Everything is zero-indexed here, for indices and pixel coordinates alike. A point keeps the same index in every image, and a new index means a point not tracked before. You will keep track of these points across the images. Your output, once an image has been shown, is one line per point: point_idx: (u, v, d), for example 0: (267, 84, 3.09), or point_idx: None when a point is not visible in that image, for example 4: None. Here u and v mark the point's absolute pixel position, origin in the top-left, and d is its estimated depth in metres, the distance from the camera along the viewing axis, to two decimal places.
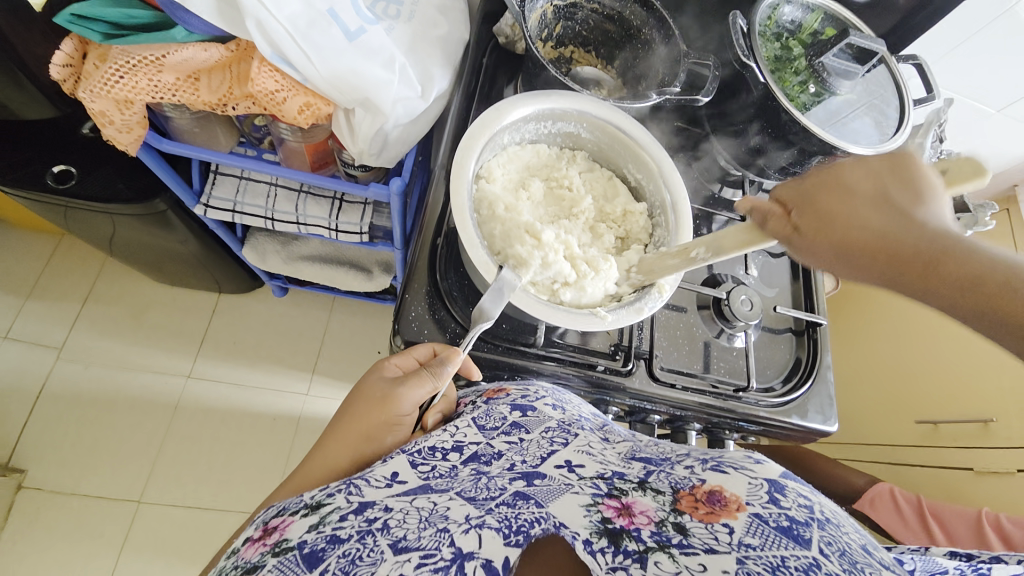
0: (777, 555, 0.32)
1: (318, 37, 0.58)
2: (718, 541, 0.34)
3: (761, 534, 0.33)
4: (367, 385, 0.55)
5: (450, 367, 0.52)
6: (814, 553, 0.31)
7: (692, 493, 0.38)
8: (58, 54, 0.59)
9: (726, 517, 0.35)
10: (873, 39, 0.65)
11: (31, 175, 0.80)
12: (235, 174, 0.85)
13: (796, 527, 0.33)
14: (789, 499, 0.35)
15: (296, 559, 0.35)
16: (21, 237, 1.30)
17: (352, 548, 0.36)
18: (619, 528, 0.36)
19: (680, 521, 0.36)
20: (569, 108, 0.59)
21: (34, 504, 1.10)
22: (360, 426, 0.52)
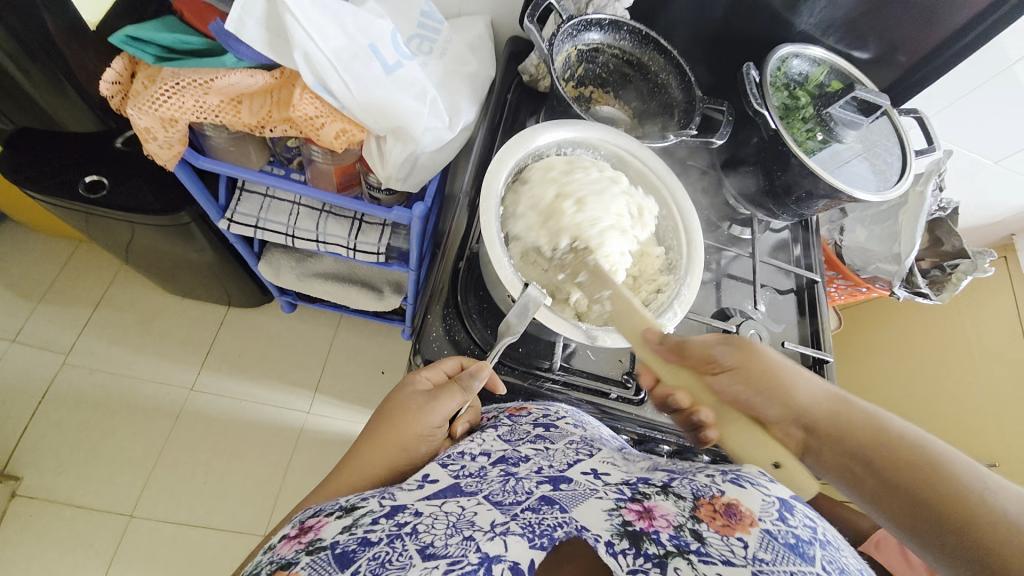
0: (789, 570, 0.31)
1: (360, 70, 0.61)
2: (734, 553, 0.34)
3: (772, 549, 0.33)
4: (400, 396, 0.56)
5: (478, 381, 0.53)
6: (819, 568, 0.31)
7: (711, 502, 0.37)
8: (110, 73, 0.62)
9: (741, 531, 0.35)
10: (877, 94, 0.70)
11: (64, 182, 0.83)
12: (260, 191, 0.88)
13: (802, 544, 0.33)
14: (796, 518, 0.35)
15: (329, 558, 0.35)
16: (38, 241, 1.32)
17: (381, 551, 0.36)
18: (640, 531, 0.37)
19: (698, 528, 0.36)
20: (587, 135, 0.63)
21: (26, 512, 1.08)
22: (393, 437, 0.52)
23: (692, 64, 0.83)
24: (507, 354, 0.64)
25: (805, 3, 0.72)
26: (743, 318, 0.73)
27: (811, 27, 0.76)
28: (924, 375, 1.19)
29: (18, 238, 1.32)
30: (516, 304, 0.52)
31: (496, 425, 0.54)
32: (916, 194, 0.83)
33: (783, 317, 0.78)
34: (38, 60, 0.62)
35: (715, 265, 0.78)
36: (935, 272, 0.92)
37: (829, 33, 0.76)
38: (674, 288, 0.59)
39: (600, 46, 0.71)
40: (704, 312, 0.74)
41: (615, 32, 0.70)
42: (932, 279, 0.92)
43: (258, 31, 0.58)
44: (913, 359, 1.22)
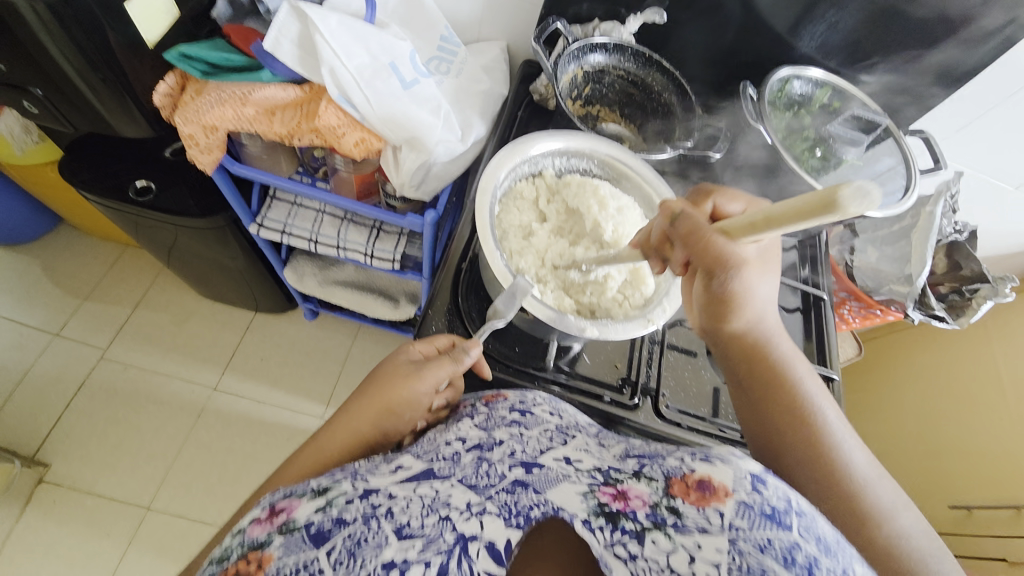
0: (764, 536, 0.32)
1: (380, 84, 0.67)
2: (710, 522, 0.34)
3: (749, 517, 0.33)
4: (389, 364, 0.58)
5: (469, 355, 0.57)
6: (795, 536, 0.32)
7: (684, 480, 0.38)
8: (164, 86, 0.72)
9: (715, 502, 0.35)
10: (876, 112, 0.74)
11: (117, 186, 0.92)
12: (288, 200, 0.95)
13: (778, 514, 0.33)
14: (770, 490, 0.35)
15: (303, 538, 0.37)
16: (90, 245, 1.44)
17: (357, 530, 0.37)
18: (616, 510, 0.37)
19: (673, 503, 0.36)
20: (581, 145, 0.67)
21: (52, 496, 1.14)
22: (381, 399, 0.55)
23: (698, 86, 0.86)
24: (501, 353, 0.66)
25: (806, 28, 0.75)
26: None
27: (813, 51, 0.78)
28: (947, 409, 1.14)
29: (74, 242, 1.44)
30: (505, 291, 0.55)
31: (472, 413, 0.55)
32: (926, 215, 0.83)
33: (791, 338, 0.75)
34: (102, 73, 0.67)
35: None
36: (955, 296, 0.89)
37: (832, 56, 0.78)
38: (663, 285, 0.62)
39: (605, 67, 0.76)
40: None
41: (619, 54, 0.75)
42: (951, 303, 0.89)
43: (293, 51, 0.66)
44: (937, 392, 1.17)
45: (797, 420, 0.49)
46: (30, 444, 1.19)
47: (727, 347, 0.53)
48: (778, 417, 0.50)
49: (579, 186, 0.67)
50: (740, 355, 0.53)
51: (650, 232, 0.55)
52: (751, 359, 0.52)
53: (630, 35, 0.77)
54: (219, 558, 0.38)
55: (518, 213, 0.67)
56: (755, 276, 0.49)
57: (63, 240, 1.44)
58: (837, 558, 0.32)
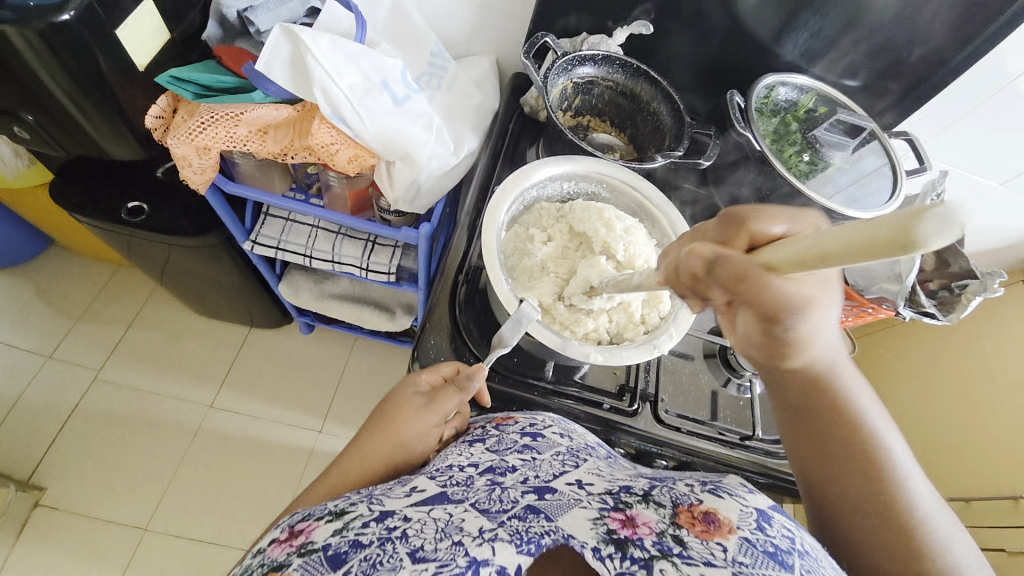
0: (766, 573, 0.33)
1: (371, 102, 0.68)
2: (714, 555, 0.35)
3: (752, 554, 0.34)
4: (399, 394, 0.59)
5: (474, 381, 0.57)
6: (797, 574, 0.33)
7: (690, 510, 0.39)
8: (155, 108, 0.71)
9: (719, 536, 0.36)
10: (862, 117, 0.75)
11: (109, 207, 0.92)
12: (283, 216, 0.95)
13: (780, 553, 0.34)
14: (774, 529, 0.36)
15: (320, 560, 0.37)
16: (81, 265, 1.43)
17: (374, 552, 0.37)
18: (624, 538, 0.37)
19: (679, 534, 0.38)
20: (589, 169, 0.68)
21: (48, 521, 1.13)
22: (392, 435, 0.56)
23: (687, 95, 0.87)
24: (501, 364, 0.66)
25: (789, 35, 0.77)
26: None
27: (797, 58, 0.80)
28: (946, 403, 1.14)
29: (65, 262, 1.43)
30: (511, 317, 0.56)
31: (484, 437, 0.55)
32: None
33: None
34: (92, 96, 0.67)
35: None
36: (944, 292, 0.91)
37: (816, 62, 0.80)
38: (674, 307, 0.63)
39: (595, 79, 0.76)
40: (702, 326, 0.75)
41: (608, 66, 0.76)
42: (940, 299, 0.91)
43: (285, 71, 0.66)
44: (934, 387, 1.17)
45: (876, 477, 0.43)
46: (24, 470, 1.17)
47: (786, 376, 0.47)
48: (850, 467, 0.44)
49: (578, 209, 0.67)
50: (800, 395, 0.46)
51: (682, 262, 0.40)
52: (819, 403, 0.46)
53: (617, 47, 0.79)
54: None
55: (523, 238, 0.68)
56: (822, 315, 0.39)
57: (55, 261, 1.43)
58: None
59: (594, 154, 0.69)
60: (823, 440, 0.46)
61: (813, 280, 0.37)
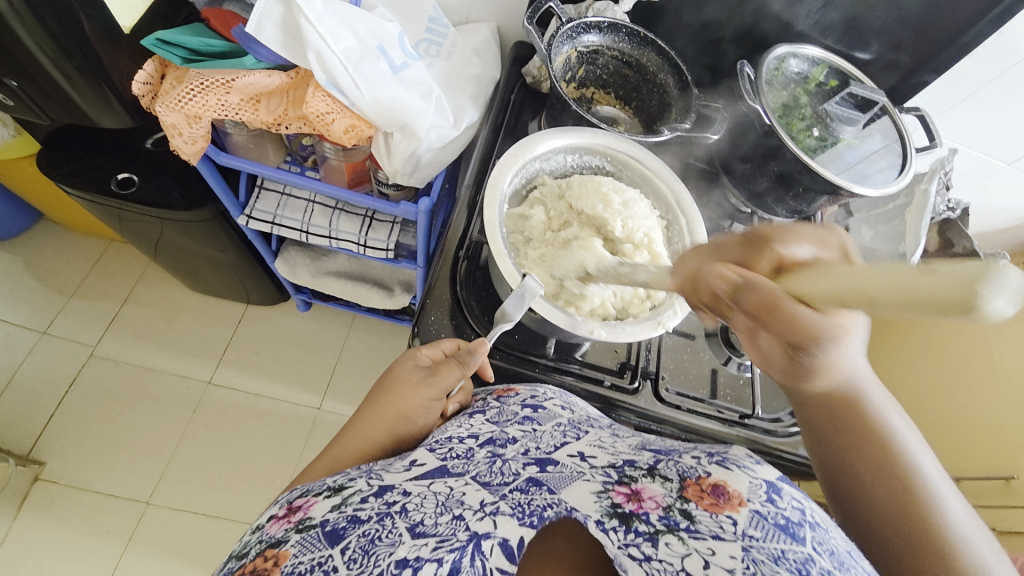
0: (777, 547, 0.32)
1: (367, 69, 0.65)
2: (724, 529, 0.34)
3: (762, 528, 0.34)
4: (399, 367, 0.59)
5: (476, 356, 0.55)
6: (809, 549, 0.32)
7: (698, 484, 0.39)
8: (142, 74, 0.68)
9: (729, 510, 0.36)
10: (874, 90, 0.73)
11: (98, 179, 0.90)
12: (278, 190, 0.93)
13: (792, 525, 0.34)
14: (784, 501, 0.36)
15: (318, 536, 0.37)
16: (73, 240, 1.40)
17: (372, 528, 0.37)
18: (629, 512, 0.37)
19: (687, 508, 0.37)
20: (595, 142, 0.66)
21: (50, 495, 1.13)
22: (394, 406, 0.56)
23: (694, 67, 0.85)
24: (502, 341, 0.65)
25: (802, 4, 0.74)
26: None
27: (809, 28, 0.77)
28: None
29: (56, 237, 1.40)
30: (514, 292, 0.55)
31: (484, 408, 0.55)
32: (920, 193, 0.82)
33: None
34: (76, 60, 0.64)
35: None
36: None
37: (828, 32, 0.77)
38: None
39: (600, 48, 0.74)
40: None
41: (614, 34, 0.73)
42: None
43: (276, 34, 0.63)
44: None
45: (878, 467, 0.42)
46: (23, 445, 1.17)
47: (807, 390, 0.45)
48: (858, 460, 0.43)
49: (582, 185, 0.66)
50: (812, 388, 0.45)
51: (699, 278, 0.39)
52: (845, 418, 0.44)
53: (623, 14, 0.76)
54: (239, 554, 0.39)
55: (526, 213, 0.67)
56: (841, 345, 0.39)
57: (46, 236, 1.40)
58: (851, 568, 0.32)
59: (599, 126, 0.66)
60: (824, 433, 0.45)
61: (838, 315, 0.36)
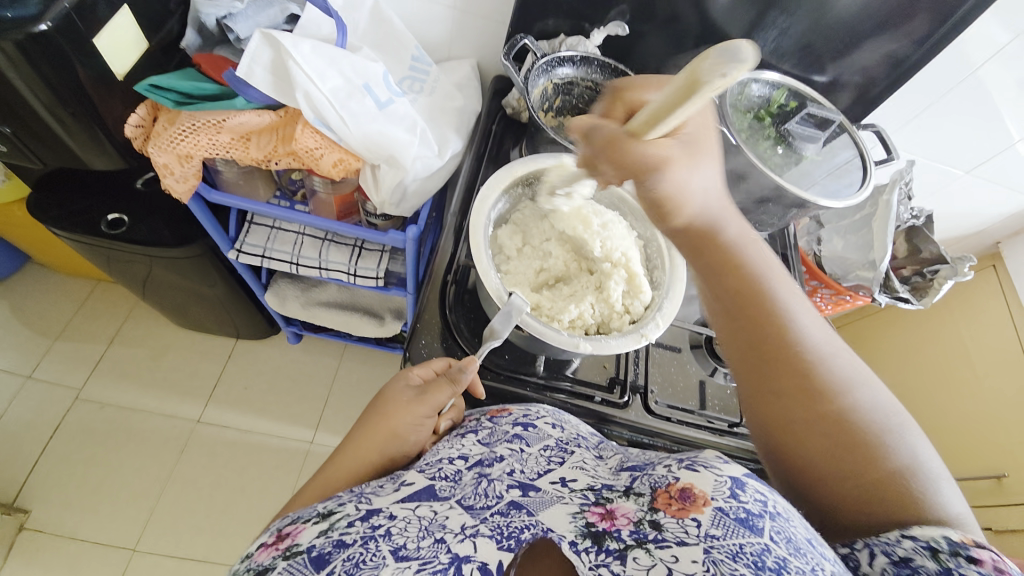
0: (737, 543, 0.34)
1: (354, 106, 0.68)
2: (688, 533, 0.36)
3: (724, 525, 0.35)
4: (391, 389, 0.59)
5: (466, 373, 0.57)
6: (766, 539, 0.34)
7: (667, 491, 0.40)
8: (135, 117, 0.70)
9: (694, 512, 0.37)
10: (831, 110, 0.78)
11: (88, 220, 0.91)
12: (268, 224, 0.94)
13: (752, 518, 0.35)
14: (747, 494, 0.37)
15: (305, 562, 0.37)
16: (59, 282, 1.40)
17: (356, 552, 0.37)
18: (601, 531, 0.39)
19: (655, 519, 0.38)
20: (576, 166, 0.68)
21: (32, 545, 1.09)
22: (386, 427, 0.56)
23: None
24: (492, 361, 0.66)
25: (759, 34, 0.80)
26: None
27: (768, 55, 0.82)
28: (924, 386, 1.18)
29: (42, 280, 1.40)
30: (500, 310, 0.57)
31: (476, 429, 0.56)
32: (884, 203, 0.86)
33: None
34: (71, 107, 0.66)
35: None
36: (917, 278, 0.94)
37: (786, 59, 0.83)
38: (658, 299, 0.63)
39: (574, 79, 0.78)
40: (687, 318, 0.76)
41: (587, 66, 0.77)
42: (914, 284, 0.94)
43: (266, 77, 0.66)
44: (912, 371, 1.22)
45: (777, 353, 0.45)
46: (5, 494, 1.13)
47: (705, 270, 0.49)
48: (767, 360, 0.46)
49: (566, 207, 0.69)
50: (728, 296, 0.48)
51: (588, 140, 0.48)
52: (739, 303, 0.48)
53: (595, 48, 0.81)
54: None
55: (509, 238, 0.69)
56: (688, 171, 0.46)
57: (31, 278, 1.40)
58: (808, 557, 0.33)
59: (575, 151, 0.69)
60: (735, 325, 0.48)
61: (673, 142, 0.45)
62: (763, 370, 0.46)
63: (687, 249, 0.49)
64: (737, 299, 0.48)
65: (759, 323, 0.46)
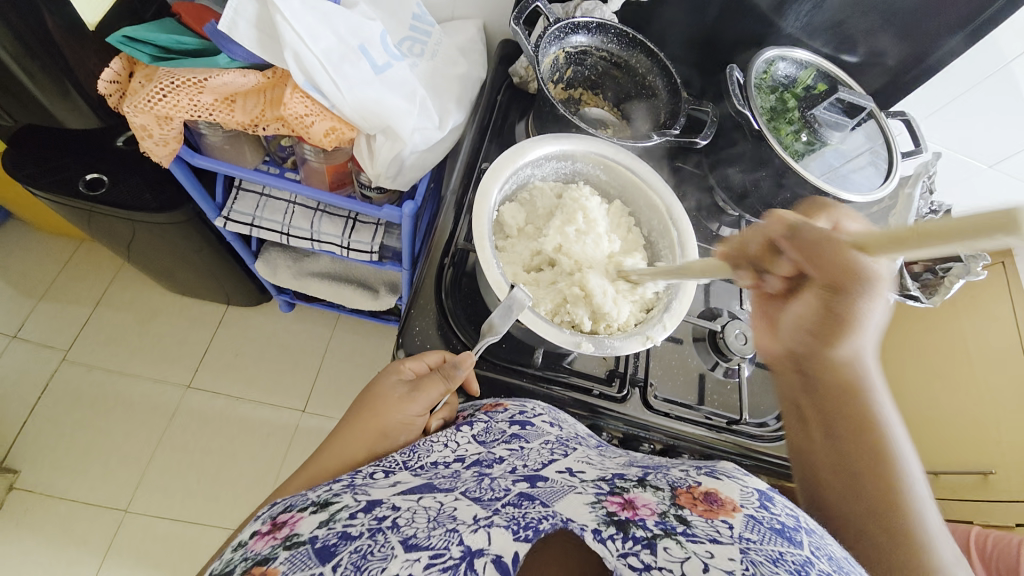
0: (775, 549, 0.31)
1: (348, 69, 0.63)
2: (720, 533, 0.34)
3: (758, 530, 0.33)
4: (381, 382, 0.57)
5: (460, 370, 0.55)
6: (807, 552, 0.32)
7: (690, 491, 0.39)
8: (109, 72, 0.64)
9: (724, 514, 0.35)
10: (862, 96, 0.73)
11: (66, 180, 0.86)
12: (256, 190, 0.90)
13: (788, 530, 0.33)
14: (778, 507, 0.36)
15: (308, 553, 0.35)
16: (42, 240, 1.35)
17: (363, 544, 0.35)
18: (625, 518, 0.36)
19: (681, 514, 0.36)
20: (587, 150, 0.64)
21: (23, 504, 1.10)
22: (375, 422, 0.54)
23: (683, 68, 0.84)
24: (489, 351, 0.64)
25: (790, 6, 0.73)
26: (729, 318, 0.72)
27: (798, 30, 0.76)
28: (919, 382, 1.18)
29: (24, 237, 1.35)
30: (502, 303, 0.54)
31: (471, 422, 0.54)
32: (904, 196, 0.78)
33: None
34: (39, 59, 0.61)
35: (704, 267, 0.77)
36: (928, 275, 0.91)
37: (817, 35, 0.77)
38: (665, 299, 0.61)
39: (588, 49, 0.72)
40: (691, 310, 0.74)
41: (602, 35, 0.71)
42: (924, 282, 0.91)
43: (251, 33, 0.60)
44: (909, 366, 1.21)
45: (866, 458, 0.47)
46: None
47: (815, 377, 0.49)
48: (851, 460, 0.47)
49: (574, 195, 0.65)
50: (829, 388, 0.48)
51: (745, 240, 0.45)
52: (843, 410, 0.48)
53: (612, 14, 0.74)
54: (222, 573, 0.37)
55: (512, 216, 0.65)
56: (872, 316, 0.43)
57: (12, 236, 1.34)
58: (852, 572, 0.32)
59: (588, 132, 0.65)
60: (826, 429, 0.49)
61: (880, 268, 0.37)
62: (841, 468, 0.48)
63: (815, 354, 0.48)
64: (838, 409, 0.48)
65: (856, 431, 0.48)
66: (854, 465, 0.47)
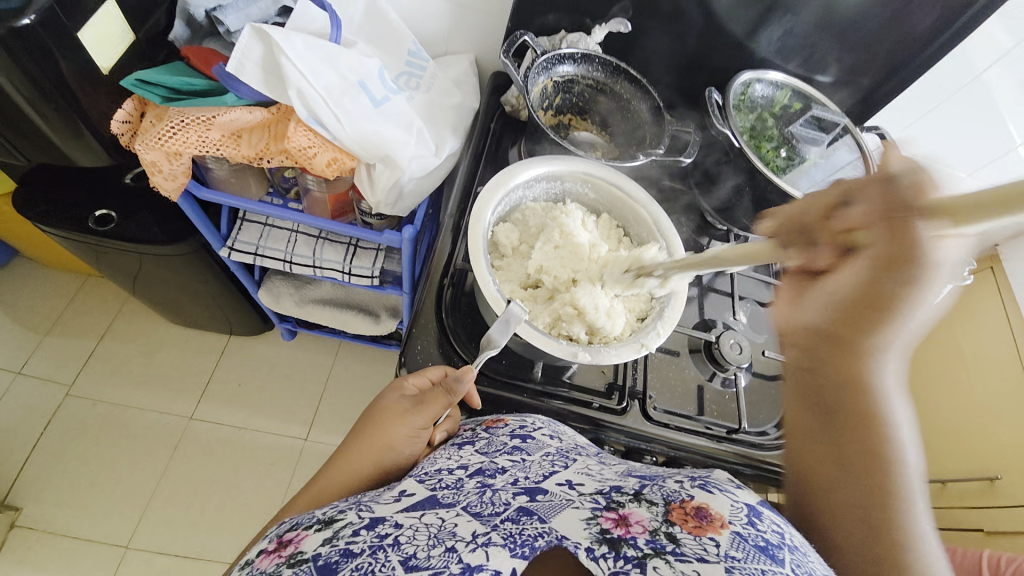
0: (760, 568, 0.32)
1: (348, 102, 0.66)
2: (708, 551, 0.34)
3: (744, 548, 0.34)
4: (385, 398, 0.58)
5: (462, 384, 0.56)
6: (788, 570, 0.33)
7: (682, 506, 0.39)
8: (121, 113, 0.68)
9: (711, 531, 0.36)
10: (835, 112, 0.77)
11: (76, 216, 0.88)
12: (260, 221, 0.93)
13: (771, 547, 0.35)
14: (764, 524, 0.37)
15: (311, 570, 0.36)
16: (48, 276, 1.37)
17: (364, 562, 0.36)
18: (617, 537, 0.37)
19: (671, 531, 0.37)
20: (576, 169, 0.68)
21: (23, 543, 1.08)
22: (380, 437, 0.55)
23: (666, 92, 0.88)
24: (489, 367, 0.66)
25: (763, 33, 0.78)
26: (723, 328, 0.74)
27: (772, 54, 0.81)
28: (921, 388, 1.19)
29: (31, 274, 1.37)
30: (498, 317, 0.56)
31: (474, 439, 0.55)
32: None
33: (766, 329, 0.78)
34: (54, 102, 0.64)
35: (698, 280, 0.79)
36: None
37: (790, 58, 0.81)
38: (658, 308, 0.62)
39: (575, 77, 0.76)
40: (686, 322, 0.76)
41: (587, 64, 0.75)
42: None
43: (257, 72, 0.64)
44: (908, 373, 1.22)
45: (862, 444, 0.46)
46: None
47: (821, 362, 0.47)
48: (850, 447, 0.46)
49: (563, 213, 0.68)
50: (833, 368, 0.46)
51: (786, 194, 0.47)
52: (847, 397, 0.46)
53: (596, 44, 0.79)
54: None
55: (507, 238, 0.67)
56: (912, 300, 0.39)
57: (20, 274, 1.37)
58: None
59: (576, 154, 0.69)
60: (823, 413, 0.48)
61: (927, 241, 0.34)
62: (835, 455, 0.47)
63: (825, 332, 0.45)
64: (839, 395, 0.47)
65: (853, 419, 0.46)
66: (848, 451, 0.46)
